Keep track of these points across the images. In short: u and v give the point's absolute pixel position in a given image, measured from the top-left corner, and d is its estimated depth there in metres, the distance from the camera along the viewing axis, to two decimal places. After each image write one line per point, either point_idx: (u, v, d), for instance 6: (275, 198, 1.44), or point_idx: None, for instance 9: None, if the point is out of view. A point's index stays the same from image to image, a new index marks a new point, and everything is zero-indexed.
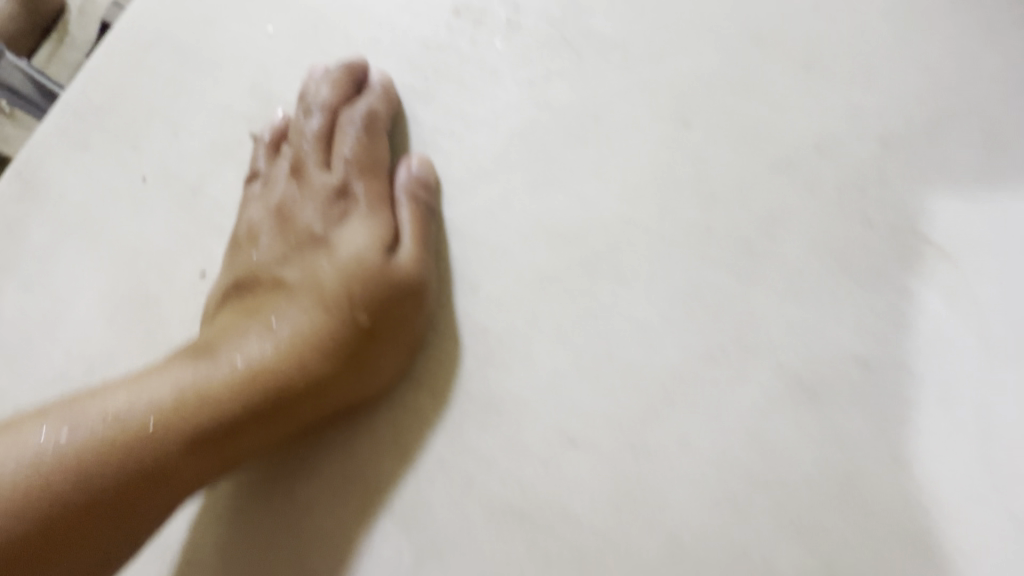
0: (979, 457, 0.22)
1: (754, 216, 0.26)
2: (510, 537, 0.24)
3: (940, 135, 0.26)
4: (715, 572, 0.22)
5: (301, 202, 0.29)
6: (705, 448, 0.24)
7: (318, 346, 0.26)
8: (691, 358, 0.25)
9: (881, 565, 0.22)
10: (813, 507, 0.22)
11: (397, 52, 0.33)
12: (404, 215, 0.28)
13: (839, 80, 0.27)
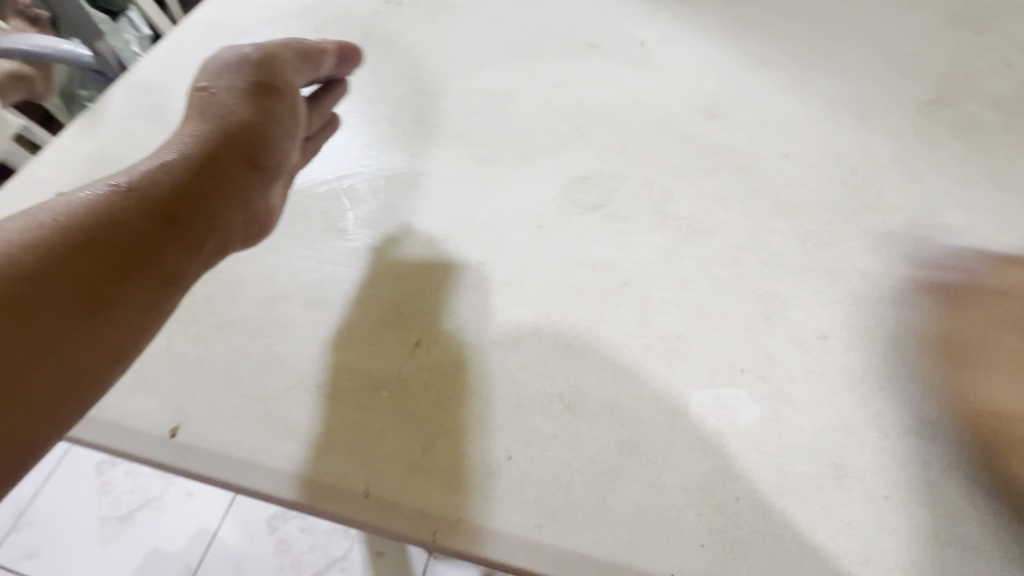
0: (579, 127, 0.56)
1: (460, 84, 0.61)
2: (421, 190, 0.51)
3: (497, 55, 0.63)
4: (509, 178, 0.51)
5: (223, 72, 0.44)
6: (482, 145, 0.54)
7: (203, 174, 0.39)
8: (463, 124, 0.57)
9: (566, 157, 0.53)
10: (523, 157, 0.53)
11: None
12: (247, 47, 0.45)
13: (467, 44, 0.65)
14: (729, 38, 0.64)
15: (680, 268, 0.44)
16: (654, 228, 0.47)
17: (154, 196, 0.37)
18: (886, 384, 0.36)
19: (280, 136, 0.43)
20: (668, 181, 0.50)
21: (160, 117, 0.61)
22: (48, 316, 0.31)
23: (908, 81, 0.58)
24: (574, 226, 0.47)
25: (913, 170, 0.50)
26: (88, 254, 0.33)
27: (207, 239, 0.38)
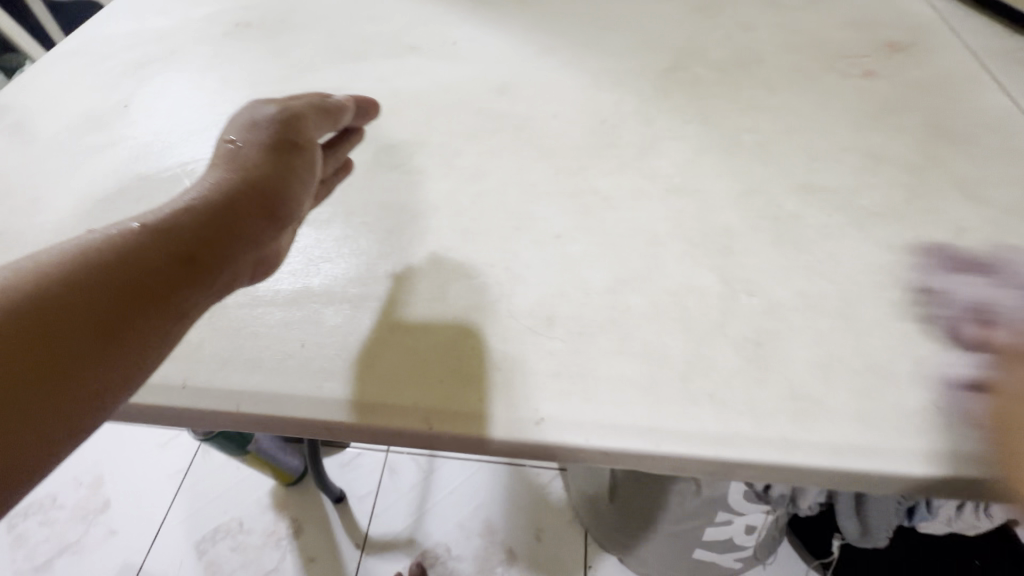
0: (394, 111, 0.67)
1: (297, 86, 0.71)
2: None
3: (331, 61, 0.75)
4: None
5: (262, 110, 0.49)
6: None
7: (190, 270, 0.38)
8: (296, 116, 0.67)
9: (379, 133, 0.64)
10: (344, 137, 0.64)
11: (197, 10, 0.84)
12: (271, 109, 0.49)
13: (305, 55, 0.76)
14: (524, 36, 0.78)
15: (459, 203, 0.55)
16: (443, 178, 0.58)
17: (178, 233, 0.38)
18: (594, 261, 0.49)
19: (296, 188, 0.45)
20: (460, 143, 0.62)
21: (19, 131, 0.67)
22: (57, 339, 0.33)
23: (655, 55, 0.73)
24: (378, 183, 0.58)
25: (648, 117, 0.64)
26: (108, 285, 0.35)
27: (215, 277, 0.39)
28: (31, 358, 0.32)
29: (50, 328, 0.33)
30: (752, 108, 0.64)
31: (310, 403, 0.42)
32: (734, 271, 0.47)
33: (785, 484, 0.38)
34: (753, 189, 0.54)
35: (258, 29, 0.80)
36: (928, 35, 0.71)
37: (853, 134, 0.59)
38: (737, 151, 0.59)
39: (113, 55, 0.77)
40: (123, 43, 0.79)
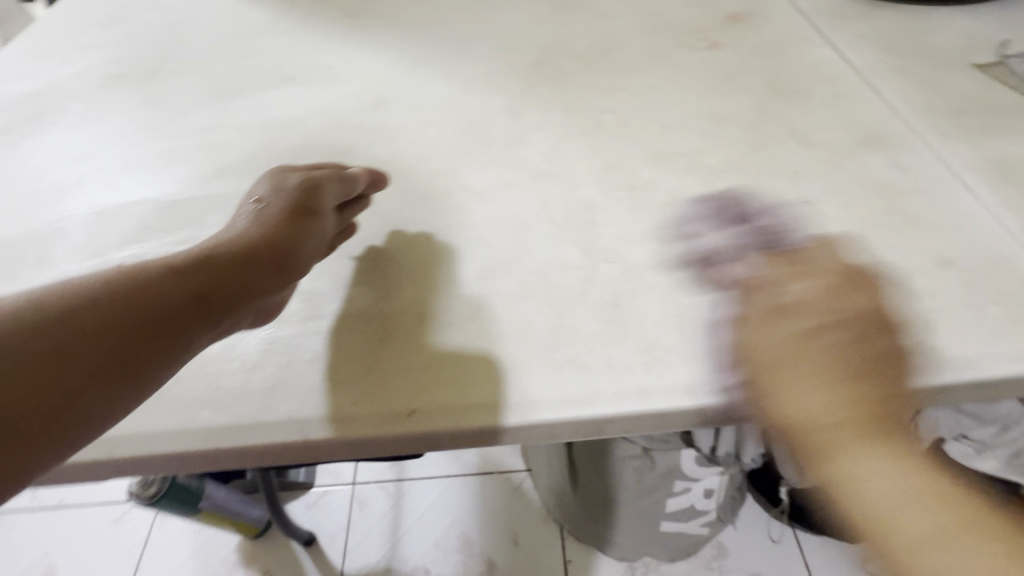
0: (270, 140, 0.68)
1: (173, 128, 0.71)
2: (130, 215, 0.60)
3: (208, 100, 0.75)
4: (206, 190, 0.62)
5: (280, 180, 0.52)
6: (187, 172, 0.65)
7: (203, 315, 0.39)
8: (172, 158, 0.67)
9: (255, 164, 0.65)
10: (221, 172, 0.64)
11: (66, 69, 0.83)
12: (299, 175, 0.52)
13: (181, 97, 0.76)
14: (398, 51, 0.80)
15: None
16: None
17: (196, 275, 0.40)
18: (464, 253, 0.51)
19: (307, 251, 0.46)
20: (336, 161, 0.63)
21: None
22: (73, 358, 0.34)
23: (522, 53, 0.76)
24: None
25: (516, 110, 0.67)
26: (137, 311, 0.36)
27: (219, 323, 0.40)
28: (39, 367, 0.33)
29: (83, 341, 0.34)
30: (612, 90, 0.68)
31: (186, 434, 0.42)
32: (595, 242, 0.50)
33: (651, 430, 0.40)
34: (612, 163, 0.58)
35: (133, 78, 0.80)
36: (766, 3, 0.76)
37: (701, 100, 0.63)
38: (597, 130, 0.62)
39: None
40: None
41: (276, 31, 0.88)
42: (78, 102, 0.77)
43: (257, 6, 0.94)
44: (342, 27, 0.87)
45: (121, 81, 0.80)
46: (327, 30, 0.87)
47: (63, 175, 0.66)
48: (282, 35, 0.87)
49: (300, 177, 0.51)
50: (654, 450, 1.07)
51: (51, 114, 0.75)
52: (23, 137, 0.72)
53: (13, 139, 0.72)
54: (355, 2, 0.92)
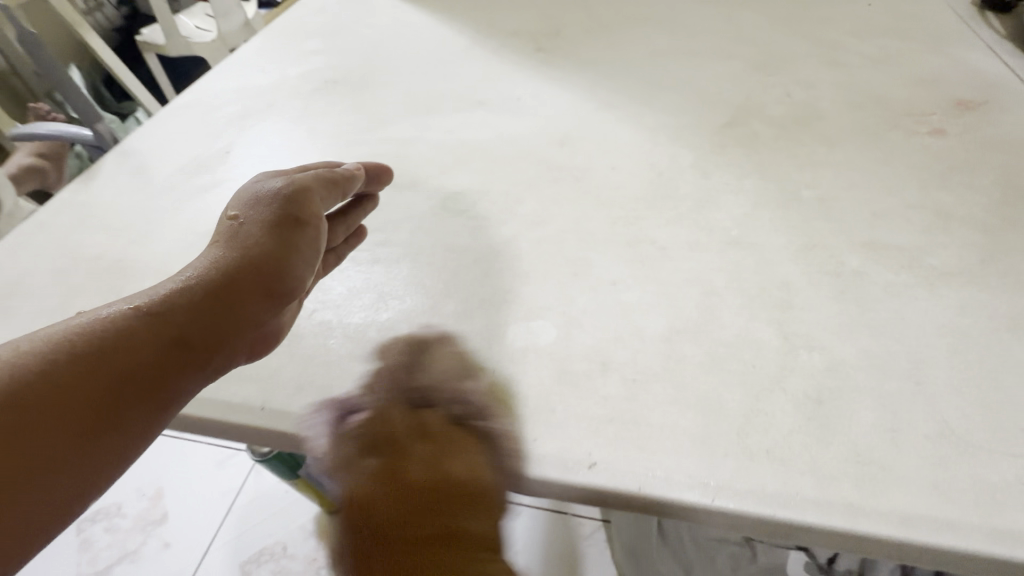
0: (461, 160, 0.72)
1: (376, 135, 0.78)
2: None
3: (406, 114, 0.82)
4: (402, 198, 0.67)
5: (259, 187, 0.52)
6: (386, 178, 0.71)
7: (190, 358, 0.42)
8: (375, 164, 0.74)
9: (446, 181, 0.69)
10: (414, 182, 0.69)
11: (293, 69, 0.95)
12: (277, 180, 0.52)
13: (385, 108, 0.84)
14: (584, 91, 0.83)
15: (522, 247, 0.58)
16: (504, 223, 0.61)
17: (180, 316, 0.42)
18: (649, 309, 0.50)
19: (296, 268, 0.48)
20: (522, 191, 0.66)
21: (139, 171, 0.77)
22: (81, 398, 0.37)
23: (713, 111, 0.75)
24: (444, 226, 0.62)
25: (705, 169, 0.66)
26: (124, 357, 0.39)
27: (214, 357, 0.44)
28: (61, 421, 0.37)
29: (87, 383, 0.38)
30: (813, 163, 0.64)
31: (375, 432, 0.45)
32: (795, 326, 0.47)
33: (853, 554, 0.37)
34: (812, 243, 0.54)
35: (346, 86, 0.90)
36: (1004, 92, 0.69)
37: (921, 192, 0.58)
38: (797, 205, 0.59)
39: (220, 108, 0.87)
40: (229, 97, 0.90)
41: (470, 57, 0.94)
42: (300, 100, 0.87)
43: (455, 32, 1.01)
44: (531, 61, 0.92)
45: (336, 87, 0.89)
46: (517, 63, 0.92)
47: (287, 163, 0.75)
48: (476, 61, 0.93)
49: (284, 184, 0.51)
50: (758, 542, 0.98)
51: (278, 108, 0.86)
52: (256, 125, 0.83)
53: (249, 126, 0.83)
54: (546, 39, 0.97)
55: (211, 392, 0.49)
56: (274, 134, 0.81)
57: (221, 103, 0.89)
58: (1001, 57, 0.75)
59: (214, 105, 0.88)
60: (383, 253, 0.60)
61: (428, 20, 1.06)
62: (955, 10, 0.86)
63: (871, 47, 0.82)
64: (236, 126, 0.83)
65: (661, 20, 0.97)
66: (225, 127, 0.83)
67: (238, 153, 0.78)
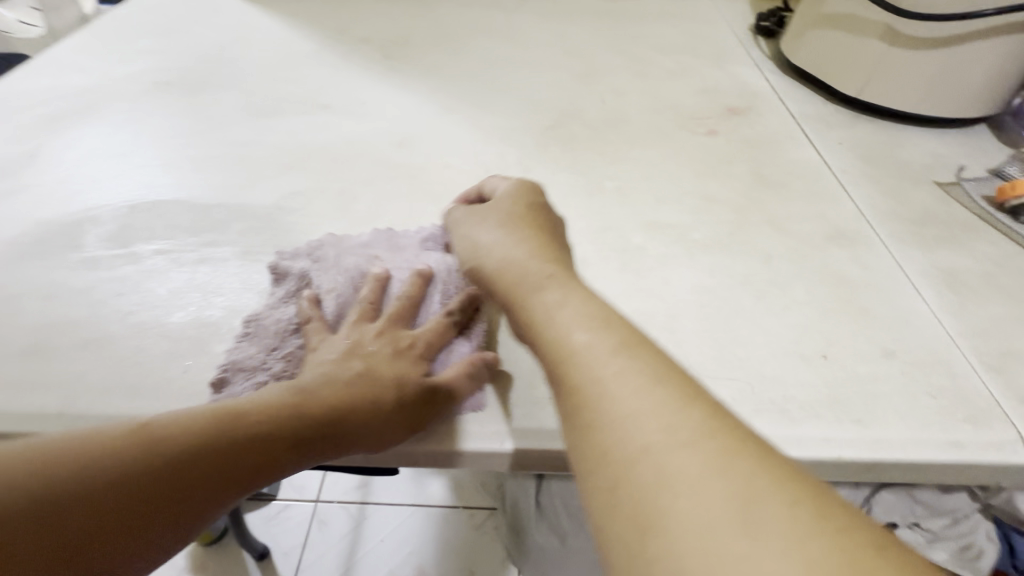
0: (299, 160, 0.74)
1: (213, 136, 0.77)
2: (160, 211, 0.64)
3: (248, 115, 0.82)
4: (238, 198, 0.67)
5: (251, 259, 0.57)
6: (218, 178, 0.70)
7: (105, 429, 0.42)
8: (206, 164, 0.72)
9: (283, 180, 0.70)
10: (251, 181, 0.70)
11: (119, 69, 0.89)
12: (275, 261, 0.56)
13: (227, 109, 0.82)
14: (429, 96, 0.88)
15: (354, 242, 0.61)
16: (342, 219, 0.65)
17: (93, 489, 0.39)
18: None
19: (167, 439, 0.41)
20: (362, 187, 0.69)
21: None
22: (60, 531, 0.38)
23: (540, 115, 0.84)
24: (276, 226, 0.63)
25: (527, 166, 0.74)
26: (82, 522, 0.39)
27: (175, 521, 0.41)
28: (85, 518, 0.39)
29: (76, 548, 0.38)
30: (618, 158, 0.75)
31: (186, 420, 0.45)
32: None
33: None
34: (607, 224, 0.64)
35: (182, 86, 0.87)
36: (763, 100, 0.86)
37: (696, 180, 0.70)
38: (599, 193, 0.69)
39: (30, 106, 0.80)
40: (41, 97, 0.82)
41: (321, 60, 0.96)
42: (129, 100, 0.83)
43: (305, 36, 1.02)
44: (380, 66, 0.95)
45: (171, 87, 0.86)
46: (366, 66, 0.95)
47: (107, 168, 0.70)
48: (326, 65, 0.95)
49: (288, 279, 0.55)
50: None
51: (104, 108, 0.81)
52: (70, 126, 0.77)
53: (61, 126, 0.76)
54: (396, 46, 1.01)
55: (4, 403, 0.46)
56: (94, 134, 0.76)
57: (32, 101, 0.81)
58: (763, 72, 0.92)
59: (24, 103, 0.81)
60: (210, 253, 0.60)
61: (275, 23, 1.05)
62: (736, 33, 1.04)
63: (672, 60, 0.96)
64: (48, 126, 0.76)
65: (504, 33, 1.05)
66: (35, 128, 0.76)
67: (54, 155, 0.71)
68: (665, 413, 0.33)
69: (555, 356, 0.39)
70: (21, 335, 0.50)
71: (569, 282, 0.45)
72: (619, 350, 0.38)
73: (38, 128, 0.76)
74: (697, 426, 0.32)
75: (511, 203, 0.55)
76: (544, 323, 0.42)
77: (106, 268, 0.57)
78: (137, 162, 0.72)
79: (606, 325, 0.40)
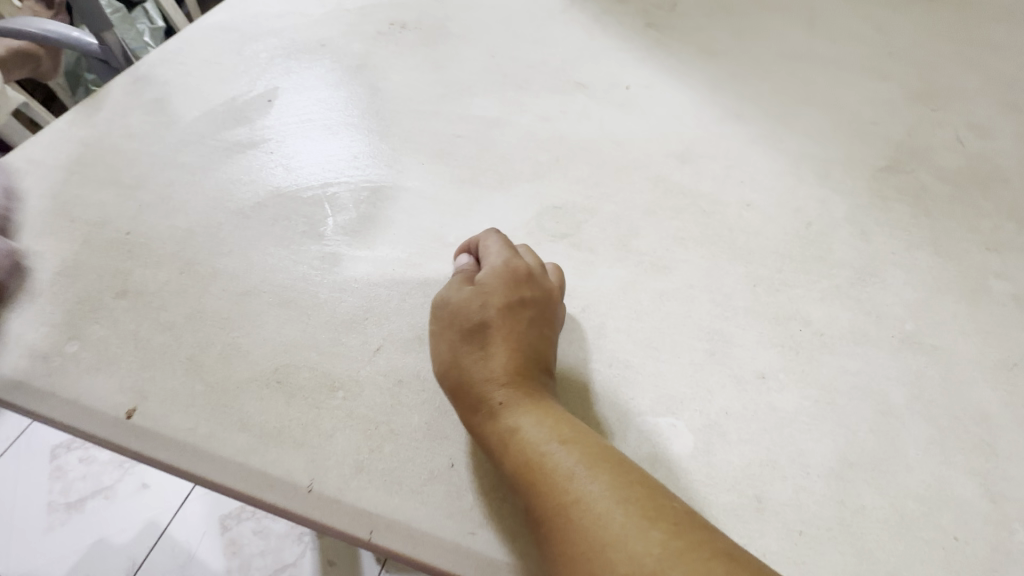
0: (557, 161, 0.59)
1: (454, 107, 0.64)
2: (402, 205, 0.53)
3: (491, 84, 0.67)
4: (489, 203, 0.54)
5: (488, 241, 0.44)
6: (463, 169, 0.57)
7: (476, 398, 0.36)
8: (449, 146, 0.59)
9: (540, 186, 0.56)
10: (503, 180, 0.56)
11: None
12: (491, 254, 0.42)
13: (467, 72, 0.68)
14: (708, 92, 0.68)
15: (642, 305, 0.46)
16: (622, 263, 0.49)
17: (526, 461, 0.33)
18: (814, 425, 0.39)
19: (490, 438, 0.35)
20: (639, 217, 0.53)
21: (156, 109, 0.61)
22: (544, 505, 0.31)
23: (868, 147, 0.62)
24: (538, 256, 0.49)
25: (862, 228, 0.53)
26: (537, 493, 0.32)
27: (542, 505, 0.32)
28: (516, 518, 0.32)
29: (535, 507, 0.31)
30: (1001, 242, 0.52)
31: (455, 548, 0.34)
32: (1001, 485, 0.37)
33: None
34: (1011, 361, 0.43)
35: (416, 33, 0.73)
36: None
37: None
38: (986, 300, 0.47)
39: (262, 35, 0.71)
40: (272, 25, 0.73)
41: (569, 19, 0.78)
42: (361, 42, 0.71)
43: None
44: (641, 38, 0.76)
45: (405, 31, 0.73)
46: (624, 35, 0.76)
47: (343, 132, 0.60)
48: (577, 27, 0.77)
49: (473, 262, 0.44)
50: None
51: (336, 49, 0.70)
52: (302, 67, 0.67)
53: (293, 67, 0.67)
54: (660, 12, 0.80)
55: (242, 451, 0.37)
56: (327, 84, 0.65)
57: (264, 29, 0.72)
58: None
59: (256, 31, 0.72)
60: None
61: None
62: None
63: None
64: (282, 65, 0.67)
65: (799, 14, 0.81)
66: (269, 64, 0.67)
67: (288, 105, 0.62)
68: (622, 513, 0.29)
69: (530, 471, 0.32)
70: (259, 356, 0.42)
71: (540, 406, 0.35)
72: (592, 466, 0.31)
73: (271, 65, 0.67)
74: (643, 526, 0.28)
75: (499, 288, 0.40)
76: (579, 503, 0.30)
77: (348, 275, 0.47)
78: (373, 128, 0.61)
79: (570, 445, 0.33)
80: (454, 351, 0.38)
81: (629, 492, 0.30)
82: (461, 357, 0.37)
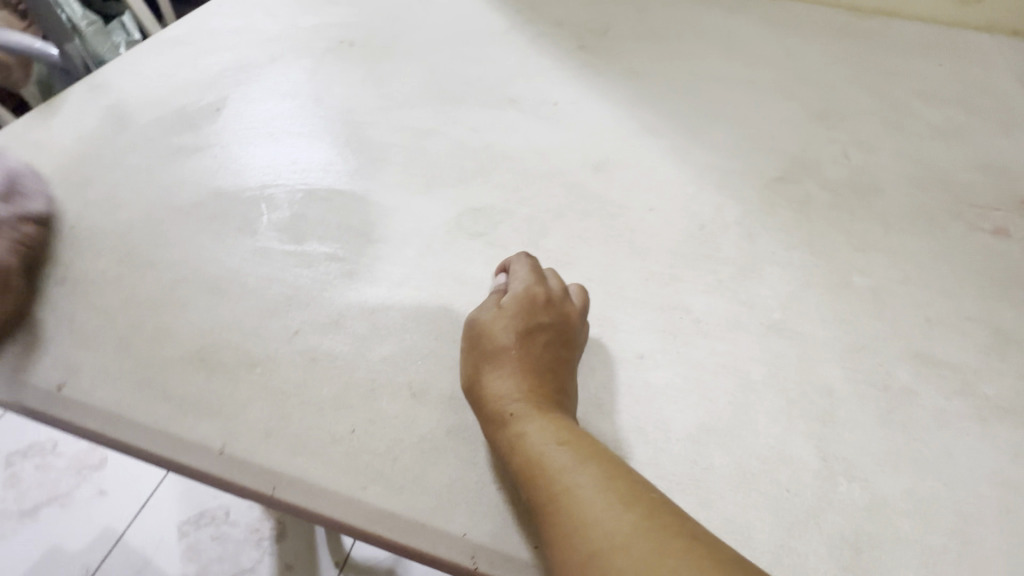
0: (482, 168, 0.64)
1: (392, 118, 0.69)
2: (334, 205, 0.58)
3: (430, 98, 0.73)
4: (414, 205, 0.59)
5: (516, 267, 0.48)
6: (394, 174, 0.62)
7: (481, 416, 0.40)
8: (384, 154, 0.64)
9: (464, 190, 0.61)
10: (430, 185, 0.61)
11: (304, 18, 0.83)
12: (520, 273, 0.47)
13: (408, 87, 0.74)
14: (628, 108, 0.75)
15: None
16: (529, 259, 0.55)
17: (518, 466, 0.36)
18: (680, 397, 0.45)
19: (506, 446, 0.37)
20: (551, 218, 0.59)
21: (110, 115, 0.65)
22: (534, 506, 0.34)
23: (764, 160, 0.69)
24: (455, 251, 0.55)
25: (749, 230, 0.60)
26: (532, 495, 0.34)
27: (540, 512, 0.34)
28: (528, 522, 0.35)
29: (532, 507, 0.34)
30: (868, 243, 0.59)
31: (351, 501, 0.38)
32: (833, 446, 0.42)
33: None
34: (860, 344, 0.49)
35: (364, 50, 0.79)
36: None
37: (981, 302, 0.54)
38: (847, 292, 0.54)
39: (217, 49, 0.76)
40: (228, 39, 0.78)
41: (508, 40, 0.85)
42: (310, 58, 0.77)
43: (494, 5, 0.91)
44: (573, 59, 0.83)
45: (353, 48, 0.79)
46: (558, 56, 0.83)
47: (285, 139, 0.65)
48: (515, 48, 0.83)
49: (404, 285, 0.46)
50: None
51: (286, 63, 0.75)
52: (252, 79, 0.72)
53: (244, 79, 0.72)
54: (593, 36, 0.87)
55: (165, 421, 0.42)
56: (274, 95, 0.70)
57: (220, 43, 0.77)
58: None
59: (212, 45, 0.77)
60: (383, 271, 0.52)
61: None
62: None
63: (938, 114, 0.76)
64: (233, 77, 0.72)
65: (719, 41, 0.88)
66: (221, 76, 0.72)
67: (236, 113, 0.67)
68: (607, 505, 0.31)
69: (526, 466, 0.35)
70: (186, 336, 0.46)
71: (550, 417, 0.37)
72: (584, 462, 0.34)
73: (223, 77, 0.72)
74: (622, 510, 0.30)
75: (522, 311, 0.43)
76: (567, 498, 0.32)
77: (276, 266, 0.51)
78: (314, 136, 0.66)
79: (566, 444, 0.35)
80: (477, 369, 0.41)
81: (615, 485, 0.32)
82: (486, 376, 0.41)
